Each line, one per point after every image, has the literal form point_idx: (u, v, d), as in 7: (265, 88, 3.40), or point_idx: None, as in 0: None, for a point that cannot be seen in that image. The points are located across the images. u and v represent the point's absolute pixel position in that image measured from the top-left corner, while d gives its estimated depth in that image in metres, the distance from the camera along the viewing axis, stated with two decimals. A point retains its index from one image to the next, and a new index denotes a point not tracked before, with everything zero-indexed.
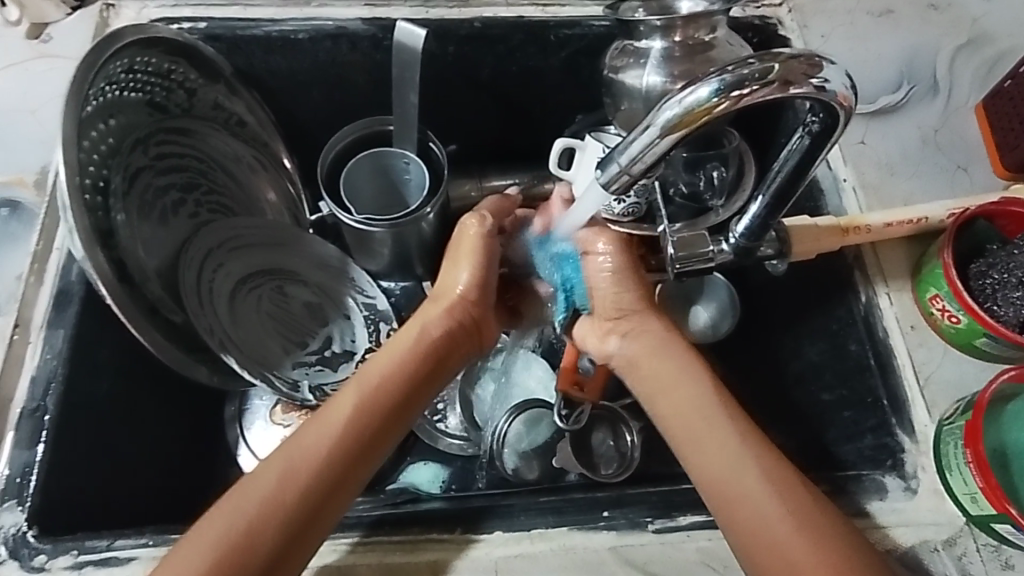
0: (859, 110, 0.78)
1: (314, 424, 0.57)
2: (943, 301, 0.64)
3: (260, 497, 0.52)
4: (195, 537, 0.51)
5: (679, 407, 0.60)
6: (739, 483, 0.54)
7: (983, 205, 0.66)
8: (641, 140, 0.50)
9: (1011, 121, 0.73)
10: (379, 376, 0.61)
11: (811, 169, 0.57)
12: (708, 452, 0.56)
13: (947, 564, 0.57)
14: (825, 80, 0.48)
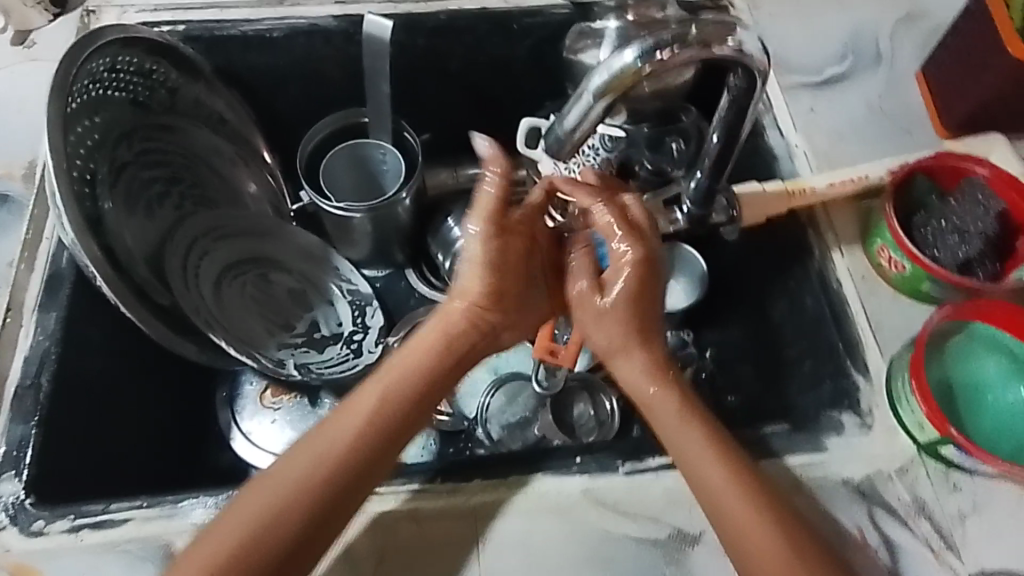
0: (808, 81, 0.83)
1: (335, 424, 0.57)
2: (888, 251, 0.68)
3: (325, 456, 0.56)
4: (266, 482, 0.55)
5: (679, 440, 0.58)
6: (743, 523, 0.54)
7: (924, 160, 0.70)
8: (581, 106, 0.58)
9: (950, 83, 0.77)
10: (436, 348, 0.61)
11: (740, 133, 0.64)
12: (701, 477, 0.56)
13: (900, 491, 0.61)
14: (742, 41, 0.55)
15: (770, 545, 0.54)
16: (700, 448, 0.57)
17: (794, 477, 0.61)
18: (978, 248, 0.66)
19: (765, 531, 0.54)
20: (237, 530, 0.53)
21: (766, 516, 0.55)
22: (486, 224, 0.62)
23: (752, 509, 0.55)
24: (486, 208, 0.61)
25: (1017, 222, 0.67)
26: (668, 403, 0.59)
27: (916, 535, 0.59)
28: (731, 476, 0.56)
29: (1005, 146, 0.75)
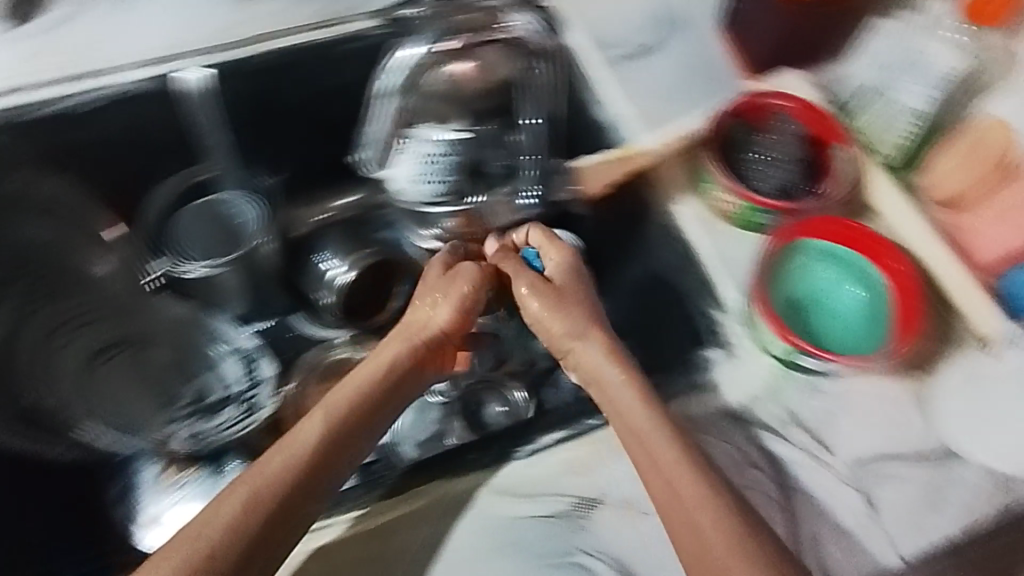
0: (621, 48, 0.83)
1: (279, 452, 0.59)
2: (716, 193, 0.73)
3: (268, 479, 0.57)
4: (245, 480, 0.57)
5: (632, 418, 0.62)
6: (678, 493, 0.57)
7: (733, 104, 0.74)
8: (384, 114, 0.81)
9: (745, 25, 0.80)
10: (399, 359, 0.69)
11: (542, 93, 0.81)
12: (649, 449, 0.60)
13: (768, 407, 0.67)
14: (520, 26, 0.78)
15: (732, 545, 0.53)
16: (675, 463, 0.59)
17: (678, 418, 0.67)
18: (790, 175, 0.73)
19: (727, 533, 0.54)
20: (211, 523, 0.54)
21: (733, 521, 0.55)
22: (438, 279, 0.76)
23: (717, 512, 0.55)
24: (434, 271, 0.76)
25: (822, 143, 0.73)
26: (641, 419, 0.62)
27: (794, 445, 0.65)
28: (699, 483, 0.57)
29: (798, 80, 0.80)
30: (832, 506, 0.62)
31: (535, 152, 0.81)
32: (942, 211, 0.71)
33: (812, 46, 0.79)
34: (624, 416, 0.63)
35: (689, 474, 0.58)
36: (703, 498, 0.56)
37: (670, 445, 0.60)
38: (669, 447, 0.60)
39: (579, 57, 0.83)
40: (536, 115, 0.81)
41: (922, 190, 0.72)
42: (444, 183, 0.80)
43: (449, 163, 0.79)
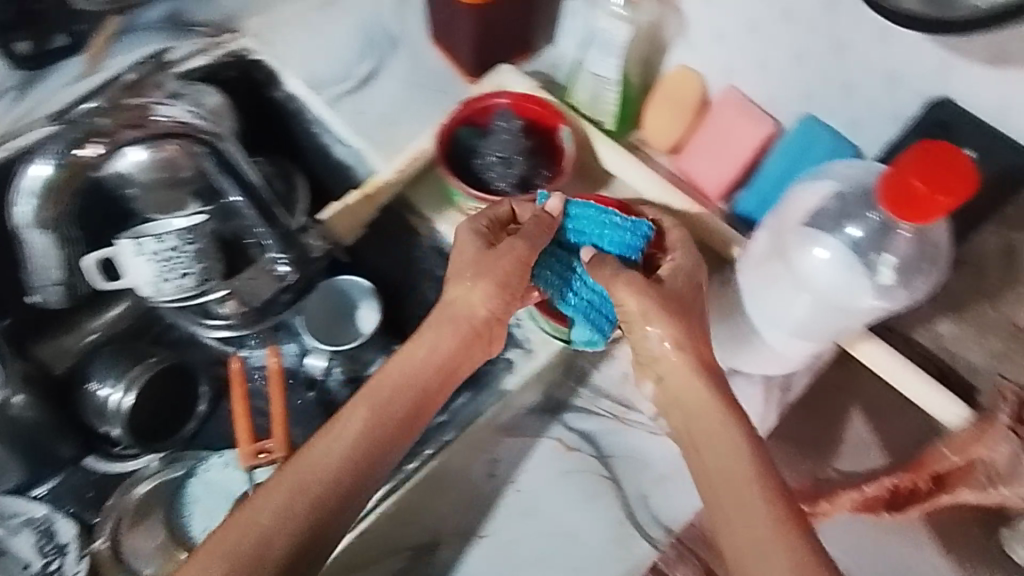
0: (342, 90, 0.85)
1: (331, 437, 0.57)
2: (466, 202, 0.75)
3: (314, 472, 0.55)
4: (284, 477, 0.55)
5: (715, 445, 0.55)
6: (752, 528, 0.51)
7: (454, 114, 0.75)
8: (37, 247, 0.74)
9: (447, 35, 0.82)
10: (432, 366, 0.61)
11: (242, 169, 0.76)
12: (729, 474, 0.53)
13: (575, 390, 0.68)
14: (170, 116, 0.72)
15: (770, 515, 0.51)
16: (728, 438, 0.55)
17: (492, 428, 0.65)
18: (525, 166, 0.74)
19: (766, 508, 0.51)
20: (244, 531, 0.52)
21: (767, 484, 0.52)
22: (471, 248, 0.63)
23: (760, 487, 0.52)
24: (474, 242, 0.63)
25: (545, 128, 0.76)
26: (693, 390, 0.58)
27: (601, 413, 0.66)
28: (745, 444, 0.54)
29: (511, 72, 0.80)
30: (647, 459, 0.64)
31: (267, 223, 0.78)
32: (669, 159, 0.79)
33: (513, 37, 0.82)
34: (677, 387, 0.59)
35: (737, 447, 0.54)
36: (750, 477, 0.53)
37: (732, 416, 0.56)
38: (725, 418, 0.56)
39: (309, 109, 0.86)
40: (240, 192, 0.77)
41: (647, 144, 0.79)
42: (186, 278, 0.76)
43: (183, 257, 0.75)
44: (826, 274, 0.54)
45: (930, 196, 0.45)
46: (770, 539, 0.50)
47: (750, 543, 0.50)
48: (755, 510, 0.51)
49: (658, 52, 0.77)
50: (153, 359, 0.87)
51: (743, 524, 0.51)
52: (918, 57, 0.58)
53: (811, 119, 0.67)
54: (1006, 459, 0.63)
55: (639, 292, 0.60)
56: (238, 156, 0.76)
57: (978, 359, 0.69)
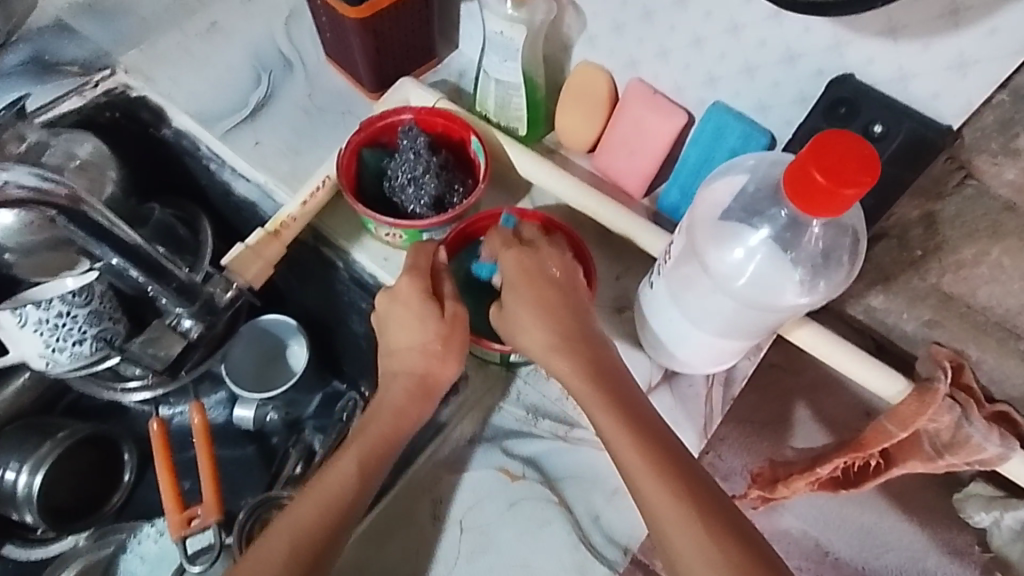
0: (237, 120, 0.79)
1: (322, 479, 0.56)
2: (381, 229, 0.69)
3: (311, 513, 0.55)
4: (280, 531, 0.54)
5: (648, 481, 0.51)
6: (698, 569, 0.48)
7: (354, 136, 0.71)
8: None
9: (343, 53, 0.78)
10: (414, 408, 0.60)
11: (112, 226, 0.66)
12: (665, 514, 0.49)
13: (515, 413, 0.64)
14: (9, 180, 0.60)
15: (682, 521, 0.49)
16: (627, 448, 0.52)
17: (430, 468, 0.62)
18: (437, 183, 0.69)
19: (676, 518, 0.49)
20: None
21: (676, 488, 0.50)
22: (428, 323, 0.60)
23: (672, 492, 0.50)
24: (428, 314, 0.60)
25: (456, 140, 0.72)
26: (592, 395, 0.55)
27: (541, 436, 0.63)
28: (671, 487, 0.50)
29: (414, 85, 0.76)
30: (595, 477, 0.62)
31: (157, 281, 0.70)
32: (590, 158, 0.77)
33: (410, 50, 0.78)
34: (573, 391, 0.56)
35: (638, 458, 0.51)
36: (657, 480, 0.50)
37: (622, 428, 0.53)
38: (617, 425, 0.53)
39: (202, 144, 0.79)
40: (116, 253, 0.68)
41: (565, 146, 0.77)
42: (81, 345, 0.70)
43: (74, 323, 0.68)
44: (742, 274, 0.51)
45: (836, 189, 0.41)
46: (687, 544, 0.48)
47: (675, 549, 0.49)
48: (669, 519, 0.49)
49: (560, 49, 0.74)
50: (63, 433, 0.79)
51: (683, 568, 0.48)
52: (811, 35, 0.57)
53: (719, 106, 0.66)
54: (949, 428, 0.64)
55: (536, 306, 0.58)
56: (105, 217, 0.67)
57: (910, 328, 0.70)
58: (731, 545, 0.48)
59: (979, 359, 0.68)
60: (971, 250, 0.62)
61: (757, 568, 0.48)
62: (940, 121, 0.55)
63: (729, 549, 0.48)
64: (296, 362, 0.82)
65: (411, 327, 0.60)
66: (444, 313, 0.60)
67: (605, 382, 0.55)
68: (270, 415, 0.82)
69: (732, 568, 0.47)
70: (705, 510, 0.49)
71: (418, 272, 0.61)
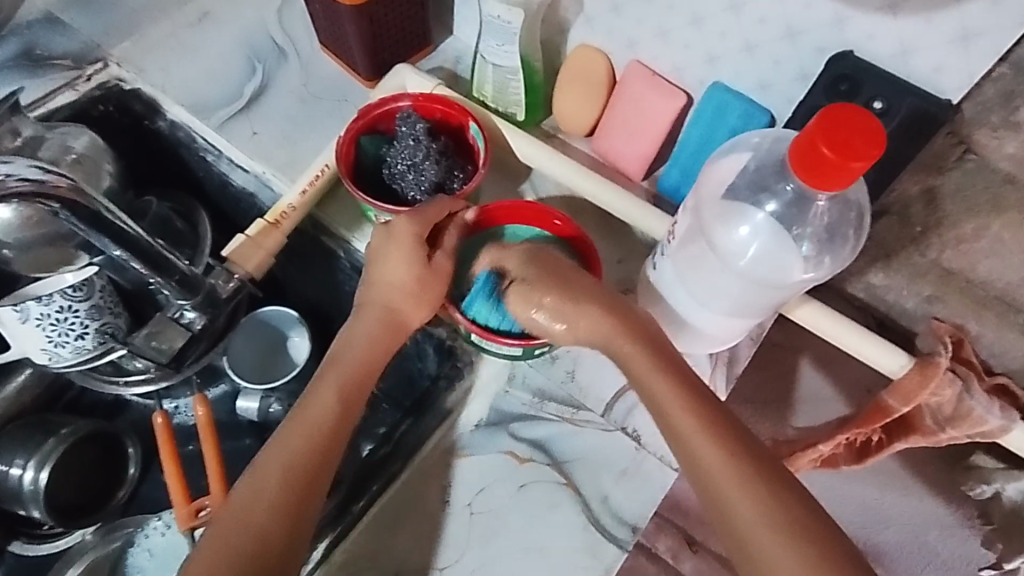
0: (232, 110, 0.79)
1: (301, 408, 0.56)
2: (381, 216, 0.69)
3: (297, 440, 0.54)
4: (269, 460, 0.53)
5: (691, 429, 0.51)
6: (748, 513, 0.48)
7: (352, 124, 0.70)
8: None
9: (337, 41, 0.78)
10: (387, 342, 0.60)
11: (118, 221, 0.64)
12: (712, 461, 0.49)
13: (521, 397, 0.64)
14: (9, 172, 0.57)
15: (739, 481, 0.48)
16: (682, 409, 0.52)
17: (438, 454, 0.62)
18: (437, 169, 0.69)
19: (733, 478, 0.49)
20: (243, 523, 0.51)
21: (733, 448, 0.50)
22: (411, 261, 0.61)
23: (729, 451, 0.50)
24: (415, 256, 0.61)
25: (454, 126, 0.72)
26: (641, 357, 0.55)
27: (548, 419, 0.64)
28: (716, 434, 0.50)
29: (410, 71, 0.76)
30: (603, 458, 0.62)
31: (158, 273, 0.67)
32: (589, 141, 0.76)
33: (405, 36, 0.78)
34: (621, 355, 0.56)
35: (693, 417, 0.51)
36: (714, 440, 0.50)
37: (676, 388, 0.53)
38: (670, 386, 0.53)
39: (198, 135, 0.79)
40: (117, 245, 0.65)
41: (563, 130, 0.77)
42: (83, 339, 0.69)
43: (76, 317, 0.68)
44: (750, 252, 0.51)
45: (844, 163, 0.41)
46: (743, 506, 0.48)
47: (731, 509, 0.48)
48: (725, 480, 0.49)
49: (557, 32, 0.74)
50: (66, 430, 0.79)
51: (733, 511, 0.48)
52: (812, 11, 0.57)
53: (719, 86, 0.66)
54: (951, 402, 0.65)
55: (570, 297, 0.58)
56: (105, 207, 0.64)
57: (910, 305, 0.70)
58: (790, 504, 0.48)
59: (979, 333, 0.68)
60: (972, 224, 0.62)
61: (813, 529, 0.47)
62: (941, 95, 0.56)
63: (788, 507, 0.48)
64: (298, 354, 0.82)
65: (398, 261, 0.61)
66: (431, 260, 0.61)
67: (655, 347, 0.55)
68: (274, 408, 0.81)
69: (789, 529, 0.47)
70: (761, 471, 0.49)
71: (417, 214, 0.62)
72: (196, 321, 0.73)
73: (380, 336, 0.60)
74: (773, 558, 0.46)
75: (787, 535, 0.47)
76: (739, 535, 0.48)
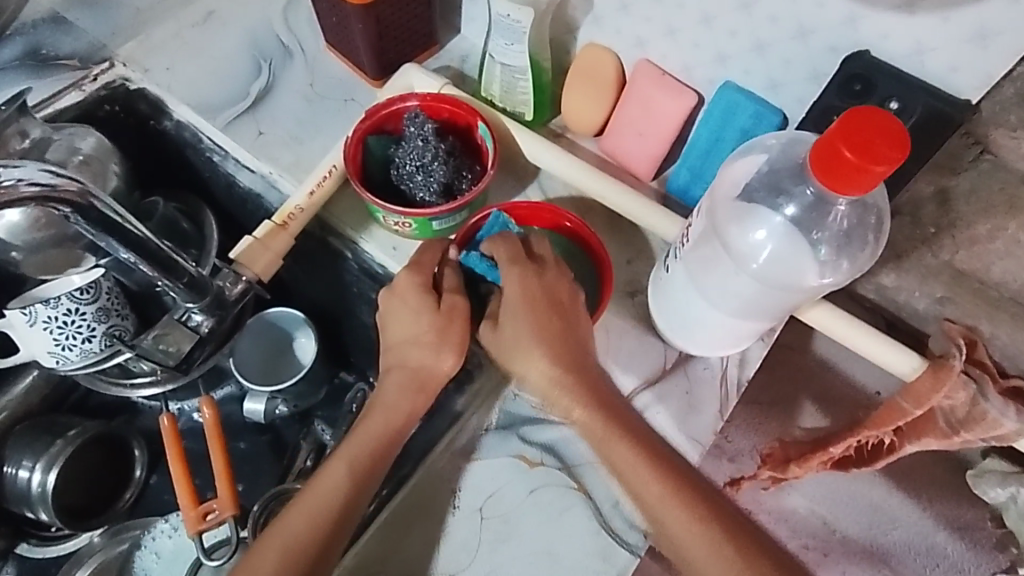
0: (238, 110, 0.78)
1: (316, 482, 0.58)
2: (389, 218, 0.68)
3: (311, 513, 0.56)
4: (270, 542, 0.55)
5: (610, 443, 0.55)
6: (663, 511, 0.53)
7: (360, 124, 0.70)
8: None
9: (344, 40, 0.77)
10: (406, 405, 0.61)
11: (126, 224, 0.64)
12: (628, 471, 0.54)
13: (531, 400, 0.64)
14: (22, 177, 0.55)
15: (711, 548, 0.51)
16: (647, 478, 0.53)
17: (447, 457, 0.62)
18: (446, 170, 0.69)
19: (700, 541, 0.52)
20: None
21: (700, 514, 0.52)
22: (422, 313, 0.61)
23: (697, 520, 0.52)
24: (424, 307, 0.61)
25: (462, 126, 0.72)
26: (603, 429, 0.56)
27: (559, 422, 0.63)
28: (630, 446, 0.55)
29: (416, 70, 0.75)
30: None
31: (167, 276, 0.67)
32: (597, 141, 0.76)
33: (412, 34, 0.77)
34: (584, 425, 0.57)
35: (659, 486, 0.53)
36: (680, 507, 0.52)
37: (639, 459, 0.54)
38: (634, 456, 0.54)
39: (204, 136, 0.78)
40: (128, 249, 0.64)
41: (571, 130, 0.76)
42: (90, 342, 0.69)
43: (83, 320, 0.68)
44: (764, 255, 0.51)
45: (865, 166, 0.41)
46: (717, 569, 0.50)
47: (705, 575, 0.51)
48: (695, 546, 0.51)
49: (566, 31, 0.73)
50: (74, 432, 0.78)
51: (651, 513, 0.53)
52: (826, 10, 0.56)
53: (730, 85, 0.65)
54: (965, 405, 0.64)
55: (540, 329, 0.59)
56: (113, 209, 0.63)
57: (922, 305, 0.68)
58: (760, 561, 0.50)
59: (992, 335, 0.66)
60: (987, 225, 0.64)
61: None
62: (957, 95, 0.55)
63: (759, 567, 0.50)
64: (304, 356, 0.81)
65: (405, 318, 0.62)
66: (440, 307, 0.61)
67: (618, 419, 0.56)
68: (280, 408, 0.82)
69: (700, 516, 0.52)
70: (729, 533, 0.51)
71: (419, 267, 0.62)
72: (203, 323, 0.72)
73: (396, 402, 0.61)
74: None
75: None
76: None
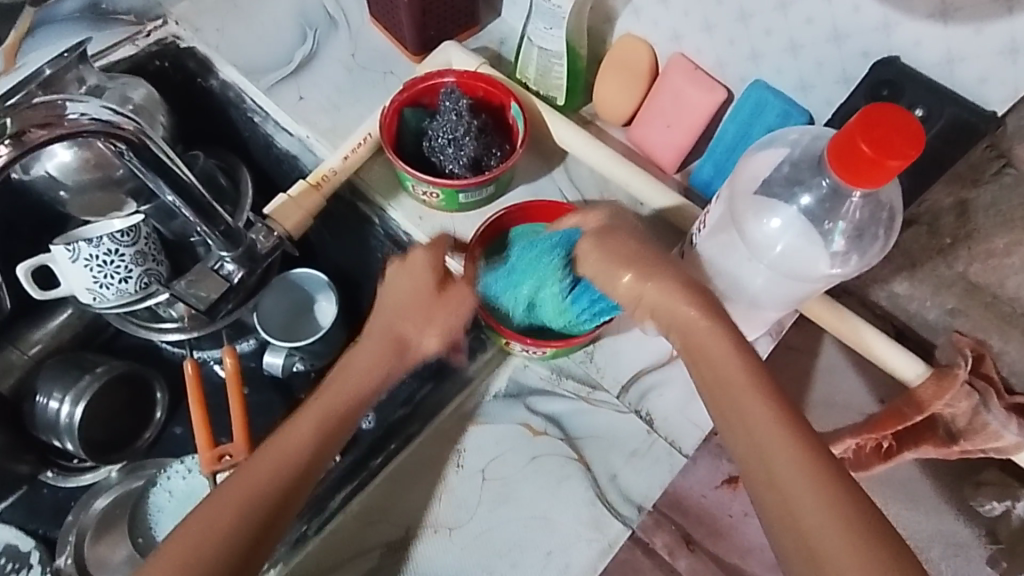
0: (282, 74, 0.81)
1: (354, 359, 0.62)
2: (418, 186, 0.70)
3: (344, 384, 0.60)
4: (308, 410, 0.59)
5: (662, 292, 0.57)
6: (716, 355, 0.53)
7: (397, 96, 0.72)
8: None
9: (389, 14, 0.79)
10: (400, 332, 0.63)
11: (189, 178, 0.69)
12: (684, 321, 0.56)
13: (539, 371, 0.66)
14: (86, 113, 0.60)
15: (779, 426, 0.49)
16: (727, 358, 0.53)
17: (456, 419, 0.64)
18: (476, 145, 0.71)
19: (747, 389, 0.51)
20: (277, 451, 0.56)
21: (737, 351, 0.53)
22: (422, 285, 0.64)
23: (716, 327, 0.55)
24: (426, 281, 0.64)
25: (495, 104, 0.74)
26: (692, 317, 0.55)
27: (565, 395, 0.65)
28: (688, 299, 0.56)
29: (456, 49, 0.77)
30: (615, 438, 0.64)
31: (206, 223, 0.72)
32: (625, 131, 0.78)
33: (454, 13, 0.79)
34: (676, 314, 0.56)
35: (740, 372, 0.52)
36: (759, 401, 0.50)
37: (725, 341, 0.54)
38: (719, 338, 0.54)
39: (246, 97, 0.81)
40: (174, 192, 0.69)
41: (601, 118, 0.78)
42: (126, 283, 0.72)
43: (121, 261, 0.71)
44: (777, 244, 0.52)
45: (882, 161, 0.43)
46: (783, 456, 0.48)
47: (718, 374, 0.53)
48: (742, 393, 0.51)
49: (604, 21, 0.75)
50: (102, 368, 0.82)
51: (703, 353, 0.54)
52: (860, 15, 0.57)
53: (760, 83, 0.66)
54: (966, 414, 0.65)
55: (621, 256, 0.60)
56: (166, 154, 0.67)
57: (932, 315, 0.70)
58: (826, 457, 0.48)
59: (1002, 350, 0.69)
60: (1004, 240, 0.64)
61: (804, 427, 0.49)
62: (985, 106, 0.56)
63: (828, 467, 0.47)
64: (323, 318, 0.84)
65: (409, 284, 0.65)
66: (442, 289, 0.64)
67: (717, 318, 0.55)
68: (297, 366, 0.84)
69: (753, 373, 0.52)
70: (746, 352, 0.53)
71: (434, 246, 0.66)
72: (219, 267, 0.77)
73: (397, 347, 0.63)
74: (807, 508, 0.46)
75: (826, 496, 0.46)
76: (768, 489, 0.48)
